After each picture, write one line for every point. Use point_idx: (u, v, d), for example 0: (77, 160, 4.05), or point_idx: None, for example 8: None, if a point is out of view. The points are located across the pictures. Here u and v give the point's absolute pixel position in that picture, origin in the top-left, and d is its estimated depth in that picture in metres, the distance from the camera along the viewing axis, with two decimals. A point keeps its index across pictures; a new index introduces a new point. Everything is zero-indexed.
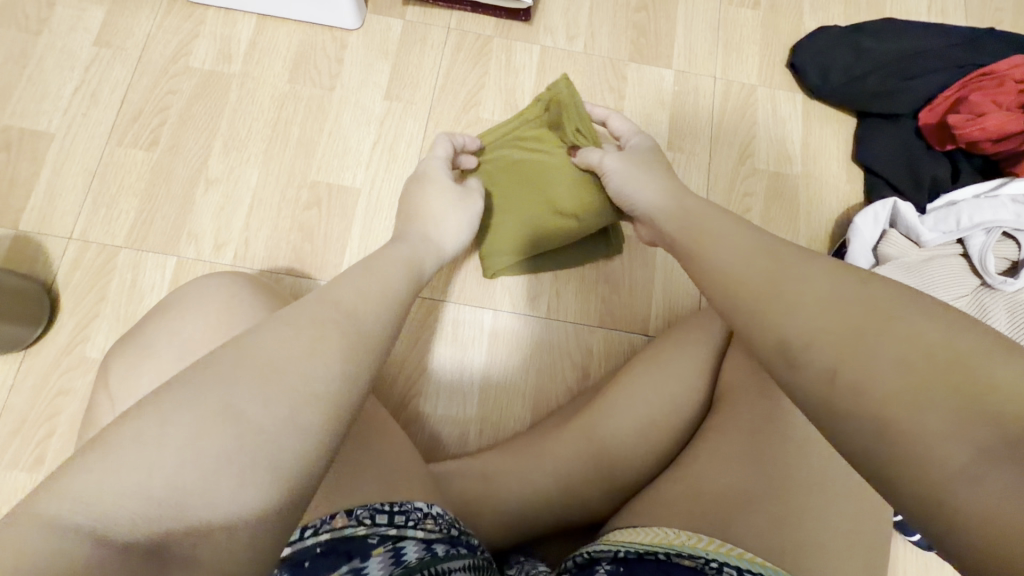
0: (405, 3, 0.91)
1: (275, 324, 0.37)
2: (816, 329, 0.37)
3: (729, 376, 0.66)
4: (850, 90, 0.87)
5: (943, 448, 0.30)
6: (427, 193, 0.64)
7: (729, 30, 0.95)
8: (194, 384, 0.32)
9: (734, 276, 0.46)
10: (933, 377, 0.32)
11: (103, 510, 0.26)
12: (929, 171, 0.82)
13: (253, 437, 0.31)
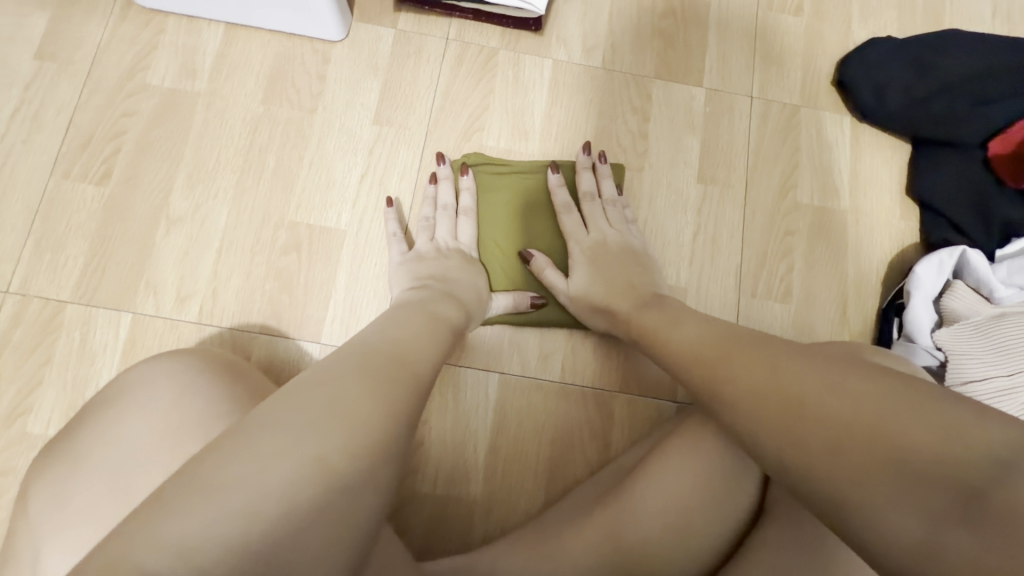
0: (398, 9, 0.79)
1: (353, 359, 0.39)
2: (754, 399, 0.40)
3: None
4: (909, 113, 0.76)
5: (894, 513, 0.30)
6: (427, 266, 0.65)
7: (768, 41, 0.83)
8: (285, 408, 0.33)
9: (694, 352, 0.49)
10: (864, 443, 0.32)
11: (203, 564, 0.25)
12: (1003, 211, 0.71)
13: (337, 478, 0.31)
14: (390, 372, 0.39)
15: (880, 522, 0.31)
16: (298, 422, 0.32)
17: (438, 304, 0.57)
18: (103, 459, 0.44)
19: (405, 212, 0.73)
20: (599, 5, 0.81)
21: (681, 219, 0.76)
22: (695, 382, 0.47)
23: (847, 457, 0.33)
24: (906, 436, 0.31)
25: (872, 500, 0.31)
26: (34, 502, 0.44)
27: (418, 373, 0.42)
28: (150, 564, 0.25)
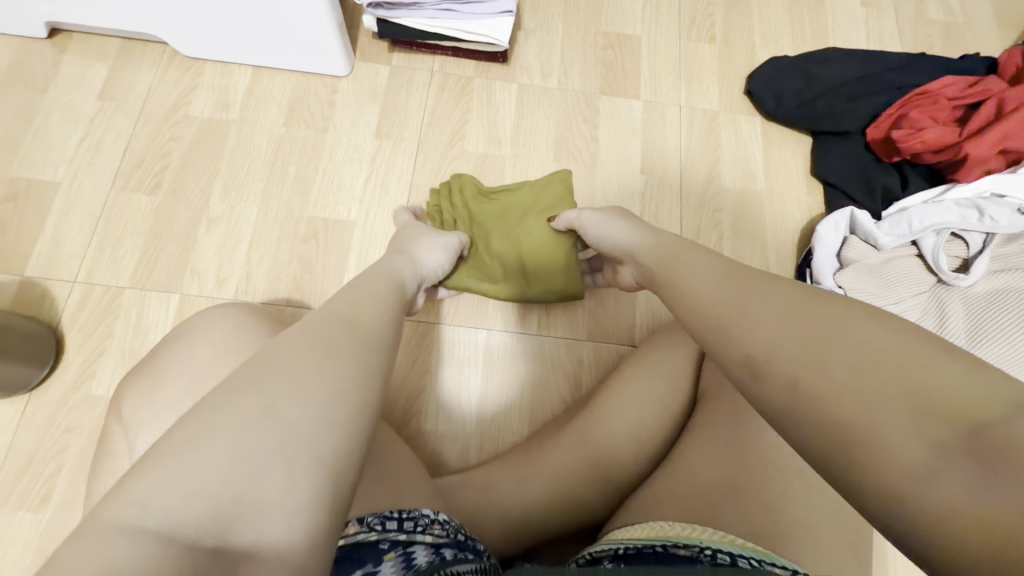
0: (391, 50, 0.98)
1: (296, 335, 0.42)
2: (775, 336, 0.41)
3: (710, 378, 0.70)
4: (802, 112, 0.95)
5: (899, 452, 0.32)
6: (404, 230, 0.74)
7: (689, 63, 1.03)
8: (234, 386, 0.36)
9: (703, 298, 0.49)
10: (891, 378, 0.34)
11: (168, 514, 0.29)
12: (881, 180, 0.89)
13: (292, 437, 0.35)
14: (340, 336, 0.43)
15: (887, 454, 0.33)
16: (260, 389, 0.36)
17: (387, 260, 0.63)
18: (179, 374, 0.57)
19: (403, 207, 0.89)
20: (552, 41, 1.02)
21: (628, 203, 0.93)
22: (705, 313, 0.47)
23: (854, 393, 0.35)
24: (936, 378, 0.33)
25: (878, 432, 0.33)
26: (127, 411, 0.57)
27: (364, 330, 0.46)
28: (118, 516, 0.29)
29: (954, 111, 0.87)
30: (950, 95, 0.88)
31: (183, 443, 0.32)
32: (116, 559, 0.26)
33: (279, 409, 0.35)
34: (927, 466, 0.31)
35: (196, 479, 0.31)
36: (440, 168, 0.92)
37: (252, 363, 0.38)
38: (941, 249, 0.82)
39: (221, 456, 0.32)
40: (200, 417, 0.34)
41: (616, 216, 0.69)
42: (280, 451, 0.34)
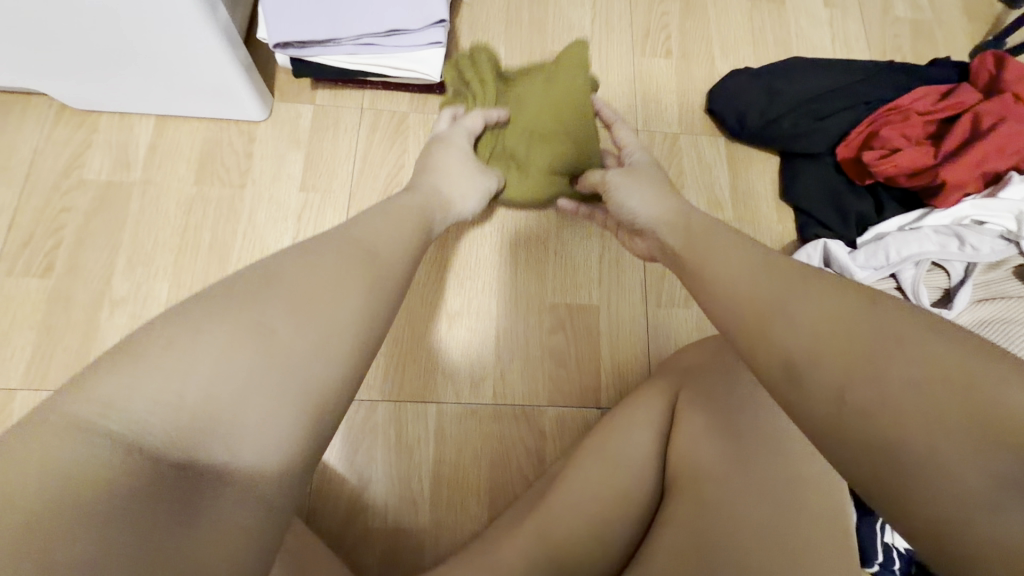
0: (314, 88, 0.88)
1: (302, 255, 0.45)
2: (818, 342, 0.40)
3: (683, 453, 0.61)
4: (767, 133, 0.87)
5: (957, 480, 0.31)
6: (443, 149, 0.72)
7: (645, 81, 0.95)
8: (234, 297, 0.39)
9: (744, 291, 0.48)
10: (953, 396, 0.33)
11: (137, 416, 0.33)
12: (854, 207, 0.83)
13: (280, 358, 0.38)
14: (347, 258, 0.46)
15: (943, 483, 0.32)
16: (255, 308, 0.39)
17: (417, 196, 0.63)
18: None
19: None
20: None
21: (588, 244, 0.85)
22: (744, 309, 0.47)
23: (907, 413, 0.34)
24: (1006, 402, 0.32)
25: (931, 457, 0.33)
26: None
27: (378, 260, 0.49)
28: (81, 414, 0.32)
29: (927, 127, 0.81)
30: (921, 110, 0.82)
31: (164, 345, 0.35)
32: (75, 460, 0.30)
33: (263, 343, 0.38)
34: (988, 502, 0.30)
35: (168, 389, 0.34)
36: None
37: (246, 281, 0.41)
38: (921, 281, 0.75)
39: (199, 374, 0.35)
40: (185, 325, 0.37)
41: (646, 183, 0.70)
42: (259, 378, 0.37)
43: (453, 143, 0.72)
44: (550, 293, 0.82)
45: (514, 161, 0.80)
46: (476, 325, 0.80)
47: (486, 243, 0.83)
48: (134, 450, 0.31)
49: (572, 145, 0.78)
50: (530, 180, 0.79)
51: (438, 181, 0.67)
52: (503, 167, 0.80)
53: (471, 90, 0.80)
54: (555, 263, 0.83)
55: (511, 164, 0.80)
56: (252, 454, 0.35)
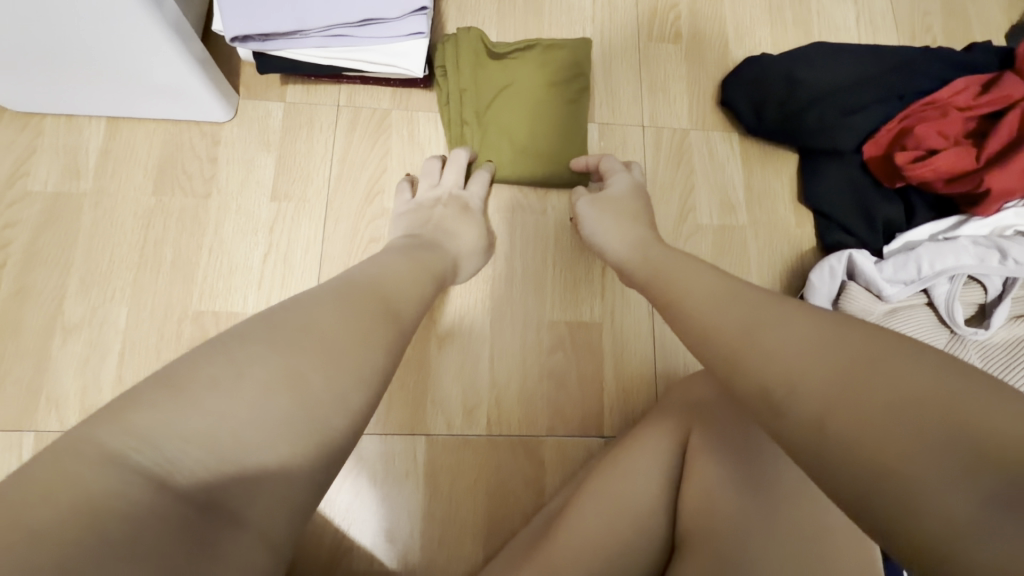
0: (284, 82, 0.79)
1: (336, 306, 0.45)
2: (798, 371, 0.35)
3: (692, 497, 0.54)
4: (787, 129, 0.79)
5: (948, 506, 0.26)
6: (438, 209, 0.71)
7: (652, 70, 0.86)
8: (276, 341, 0.39)
9: (712, 326, 0.45)
10: (934, 416, 0.29)
11: (165, 455, 0.30)
12: (881, 212, 0.75)
13: (316, 408, 0.37)
14: (370, 312, 0.47)
15: (934, 507, 0.27)
16: (297, 355, 0.39)
17: (422, 254, 0.63)
18: None
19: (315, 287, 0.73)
20: None
21: (590, 254, 0.78)
22: (716, 345, 0.43)
23: (884, 435, 0.29)
24: (990, 423, 0.27)
25: (916, 480, 0.27)
26: None
27: (397, 314, 0.50)
28: (113, 446, 0.29)
29: (967, 125, 0.73)
30: (961, 105, 0.74)
31: (208, 383, 0.34)
32: (105, 496, 0.27)
33: (299, 392, 0.37)
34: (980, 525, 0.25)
35: (202, 428, 0.32)
36: (357, 232, 0.76)
37: (284, 323, 0.41)
38: (956, 298, 0.69)
39: (238, 416, 0.34)
40: (226, 365, 0.36)
41: (615, 214, 0.69)
42: (289, 430, 0.35)
43: (472, 202, 0.74)
44: (549, 310, 0.75)
45: (511, 142, 0.77)
46: (468, 347, 0.73)
47: None
48: (160, 491, 0.29)
49: (570, 133, 0.78)
50: (528, 164, 0.77)
51: (455, 241, 0.69)
52: (501, 146, 0.77)
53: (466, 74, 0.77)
54: (554, 276, 0.77)
55: (507, 146, 0.77)
56: (270, 506, 0.34)
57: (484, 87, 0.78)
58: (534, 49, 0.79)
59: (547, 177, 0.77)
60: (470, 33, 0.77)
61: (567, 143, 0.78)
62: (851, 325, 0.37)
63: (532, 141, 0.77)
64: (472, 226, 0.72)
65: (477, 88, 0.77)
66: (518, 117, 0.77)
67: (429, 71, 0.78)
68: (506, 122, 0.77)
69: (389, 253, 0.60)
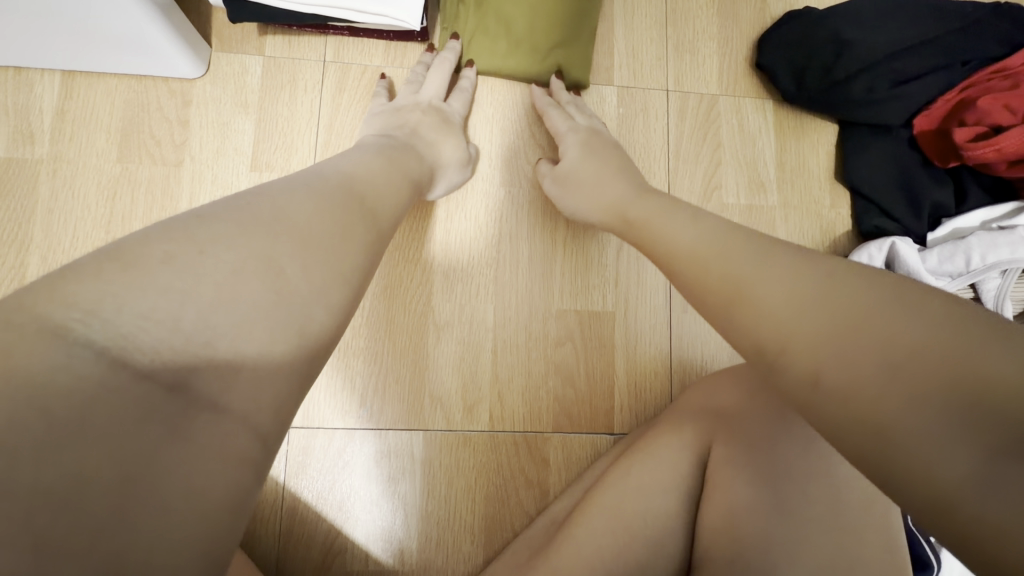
0: (262, 32, 0.69)
1: (301, 194, 0.39)
2: (792, 327, 0.32)
3: (709, 520, 0.50)
4: (830, 98, 0.70)
5: (942, 456, 0.24)
6: (414, 113, 0.64)
7: (679, 25, 0.76)
8: (232, 222, 0.34)
9: (702, 256, 0.41)
10: (934, 364, 0.25)
11: (120, 330, 0.26)
12: (928, 195, 0.68)
13: (289, 297, 0.33)
14: (350, 212, 0.41)
15: (924, 460, 0.24)
16: (259, 237, 0.34)
17: (402, 155, 0.56)
18: None
19: None
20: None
21: (603, 234, 0.71)
22: (706, 291, 0.39)
23: (880, 388, 0.26)
24: (993, 368, 0.24)
25: (909, 434, 0.25)
26: None
27: (376, 220, 0.44)
28: (56, 318, 0.25)
29: None
30: None
31: (164, 259, 0.29)
32: (41, 365, 0.23)
33: (270, 310, 0.32)
34: (975, 474, 0.23)
35: (163, 306, 0.28)
36: None
37: (249, 209, 0.35)
38: (1006, 295, 0.63)
39: (202, 294, 0.29)
40: (190, 239, 0.31)
41: (604, 152, 0.63)
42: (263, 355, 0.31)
43: (453, 116, 0.67)
44: (557, 298, 0.69)
45: (508, 33, 0.69)
46: (469, 336, 0.67)
47: (480, 237, 0.69)
48: (121, 379, 0.25)
49: (576, 23, 0.69)
50: (525, 60, 0.70)
51: (433, 149, 0.62)
52: (491, 39, 0.70)
53: None
54: (564, 260, 0.70)
55: (503, 38, 0.69)
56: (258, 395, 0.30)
57: None
58: None
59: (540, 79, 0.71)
60: None
61: (569, 45, 0.70)
62: (851, 275, 0.32)
63: (531, 35, 0.69)
64: (455, 138, 0.65)
65: None
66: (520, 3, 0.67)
67: None
68: (507, 9, 0.68)
69: (361, 149, 0.52)
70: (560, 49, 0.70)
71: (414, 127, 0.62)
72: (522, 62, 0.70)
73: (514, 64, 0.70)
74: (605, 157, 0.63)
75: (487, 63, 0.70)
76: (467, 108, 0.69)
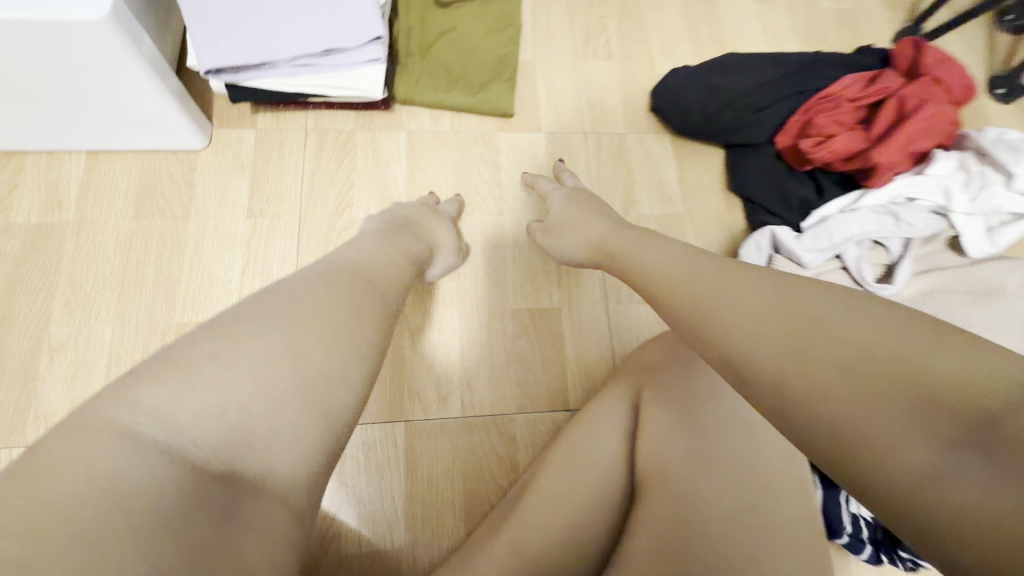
0: (254, 111, 0.86)
1: (320, 282, 0.48)
2: (762, 343, 0.37)
3: (646, 459, 0.62)
4: (709, 127, 0.90)
5: (902, 448, 0.29)
6: (414, 208, 0.77)
7: (588, 85, 0.97)
8: (255, 319, 0.41)
9: (664, 278, 0.51)
10: (882, 366, 0.32)
11: (177, 427, 0.33)
12: (795, 193, 0.86)
13: (312, 377, 0.40)
14: (361, 299, 0.50)
15: (886, 450, 0.29)
16: (283, 330, 0.41)
17: (403, 238, 0.67)
18: None
19: None
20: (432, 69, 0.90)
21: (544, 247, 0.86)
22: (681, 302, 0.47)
23: (839, 389, 0.32)
24: (927, 365, 0.30)
25: (870, 430, 0.30)
26: None
27: (382, 292, 0.54)
28: (126, 421, 0.32)
29: (859, 112, 0.83)
30: (852, 96, 0.83)
31: (209, 357, 0.37)
32: (111, 468, 0.29)
33: (297, 396, 0.39)
34: (931, 464, 0.28)
35: (211, 403, 0.35)
36: (329, 242, 0.82)
37: (270, 303, 0.44)
38: (863, 260, 0.79)
39: (242, 388, 0.37)
40: (227, 339, 0.39)
41: (580, 204, 0.76)
42: (294, 438, 0.38)
43: (442, 211, 0.81)
44: (512, 301, 0.82)
45: (448, 76, 0.90)
46: (440, 339, 0.79)
47: None
48: (180, 473, 0.32)
49: (498, 68, 0.92)
50: (464, 91, 0.90)
51: (429, 233, 0.73)
52: (435, 80, 0.89)
53: (411, 20, 0.90)
54: (515, 269, 0.84)
55: (444, 79, 0.90)
56: None
57: (430, 33, 0.91)
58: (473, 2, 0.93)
59: (476, 104, 0.90)
60: None
61: (494, 78, 0.92)
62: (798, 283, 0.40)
63: (465, 74, 0.91)
64: (446, 222, 0.77)
65: (423, 31, 0.90)
66: (456, 56, 0.91)
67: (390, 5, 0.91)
68: (445, 60, 0.90)
69: (366, 238, 0.63)
70: (489, 83, 0.91)
71: (414, 215, 0.75)
72: (460, 91, 0.90)
73: (453, 93, 0.89)
74: (584, 207, 0.76)
75: (434, 94, 0.89)
76: (457, 210, 0.84)
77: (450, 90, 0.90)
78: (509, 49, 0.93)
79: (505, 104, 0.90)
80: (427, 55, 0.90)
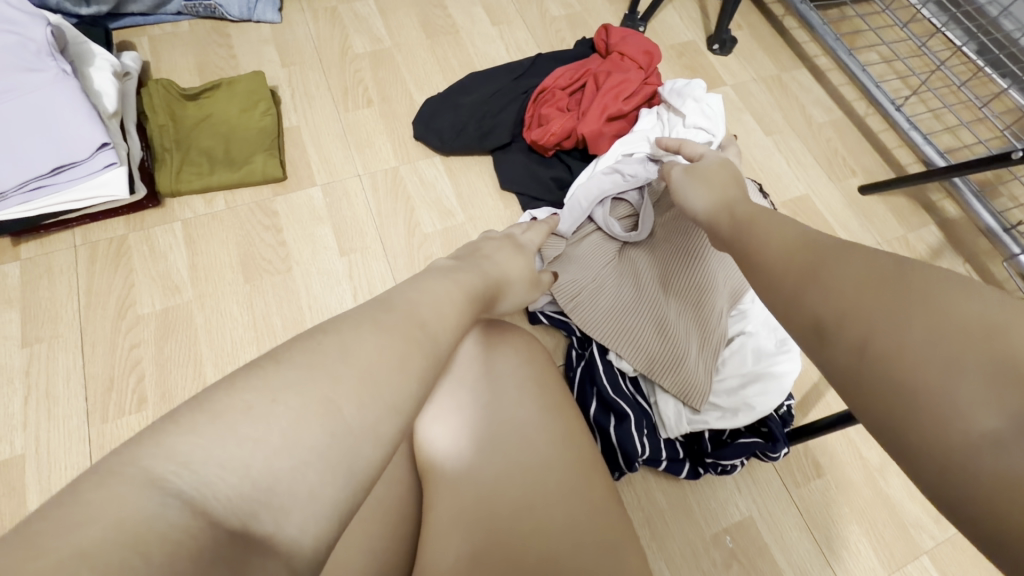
0: (17, 243, 0.86)
1: (373, 329, 0.42)
2: (849, 301, 0.38)
3: (420, 455, 0.61)
4: (463, 141, 0.99)
5: (971, 418, 0.30)
6: (500, 240, 0.74)
7: (355, 132, 1.04)
8: (300, 364, 0.38)
9: (763, 251, 0.49)
10: (978, 341, 0.32)
11: (201, 479, 0.31)
12: (549, 175, 0.96)
13: (344, 433, 0.36)
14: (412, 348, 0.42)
15: (951, 418, 0.31)
16: (321, 379, 0.37)
17: (471, 282, 0.58)
18: None
19: (82, 408, 0.77)
20: (194, 155, 0.94)
21: (340, 290, 0.90)
22: (780, 270, 0.45)
23: (921, 356, 0.33)
24: None
25: (940, 396, 0.32)
26: None
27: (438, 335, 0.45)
28: (157, 471, 0.31)
29: (570, 97, 0.98)
30: (562, 85, 0.98)
31: (244, 410, 0.34)
32: (141, 514, 0.28)
33: (324, 459, 0.35)
34: (995, 436, 0.29)
35: (239, 458, 0.33)
36: (116, 347, 0.82)
37: (320, 351, 0.39)
38: (610, 217, 0.88)
39: (264, 446, 0.34)
40: (269, 387, 0.36)
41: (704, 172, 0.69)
42: (317, 491, 0.34)
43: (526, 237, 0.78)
44: None
45: (210, 159, 0.95)
46: None
47: (238, 325, 0.86)
48: (200, 524, 0.30)
49: (259, 138, 0.98)
50: (229, 169, 0.94)
51: (499, 266, 0.68)
52: (199, 164, 0.94)
53: (161, 118, 0.95)
54: (311, 318, 0.87)
55: (206, 163, 0.94)
56: None
57: (185, 125, 0.97)
58: (219, 88, 1.00)
59: (246, 176, 0.94)
60: (163, 84, 0.98)
61: (257, 148, 0.97)
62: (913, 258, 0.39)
63: (227, 153, 0.96)
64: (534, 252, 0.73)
65: (179, 125, 0.96)
66: (215, 140, 0.96)
67: (141, 113, 0.97)
68: (205, 146, 0.96)
69: (428, 278, 0.54)
70: (254, 153, 0.96)
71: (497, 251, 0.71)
72: (227, 168, 0.94)
73: (218, 170, 0.94)
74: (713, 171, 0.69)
75: (198, 180, 0.92)
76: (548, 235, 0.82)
77: (215, 169, 0.94)
78: (267, 121, 0.99)
79: (276, 170, 0.95)
80: (184, 146, 0.95)
